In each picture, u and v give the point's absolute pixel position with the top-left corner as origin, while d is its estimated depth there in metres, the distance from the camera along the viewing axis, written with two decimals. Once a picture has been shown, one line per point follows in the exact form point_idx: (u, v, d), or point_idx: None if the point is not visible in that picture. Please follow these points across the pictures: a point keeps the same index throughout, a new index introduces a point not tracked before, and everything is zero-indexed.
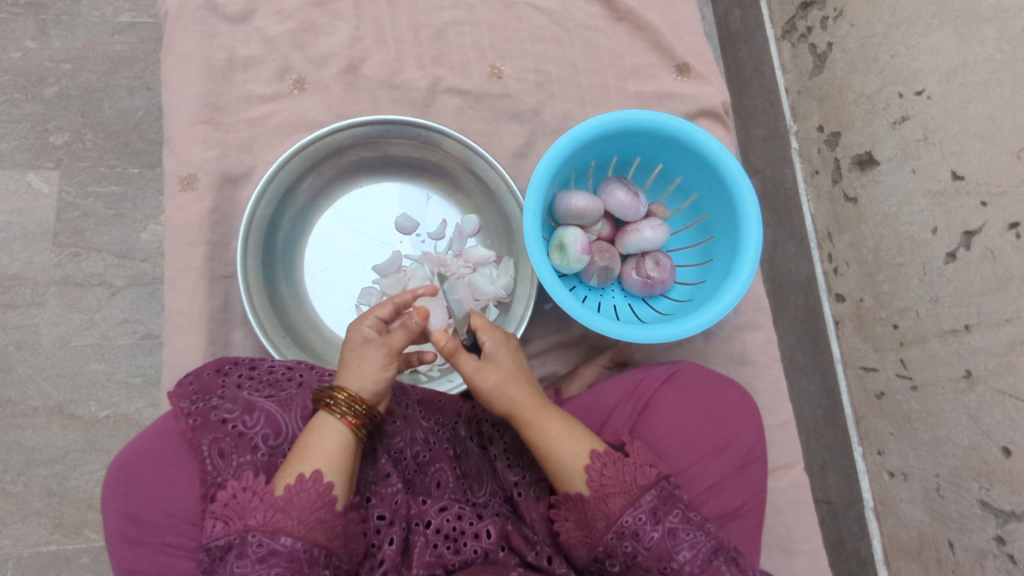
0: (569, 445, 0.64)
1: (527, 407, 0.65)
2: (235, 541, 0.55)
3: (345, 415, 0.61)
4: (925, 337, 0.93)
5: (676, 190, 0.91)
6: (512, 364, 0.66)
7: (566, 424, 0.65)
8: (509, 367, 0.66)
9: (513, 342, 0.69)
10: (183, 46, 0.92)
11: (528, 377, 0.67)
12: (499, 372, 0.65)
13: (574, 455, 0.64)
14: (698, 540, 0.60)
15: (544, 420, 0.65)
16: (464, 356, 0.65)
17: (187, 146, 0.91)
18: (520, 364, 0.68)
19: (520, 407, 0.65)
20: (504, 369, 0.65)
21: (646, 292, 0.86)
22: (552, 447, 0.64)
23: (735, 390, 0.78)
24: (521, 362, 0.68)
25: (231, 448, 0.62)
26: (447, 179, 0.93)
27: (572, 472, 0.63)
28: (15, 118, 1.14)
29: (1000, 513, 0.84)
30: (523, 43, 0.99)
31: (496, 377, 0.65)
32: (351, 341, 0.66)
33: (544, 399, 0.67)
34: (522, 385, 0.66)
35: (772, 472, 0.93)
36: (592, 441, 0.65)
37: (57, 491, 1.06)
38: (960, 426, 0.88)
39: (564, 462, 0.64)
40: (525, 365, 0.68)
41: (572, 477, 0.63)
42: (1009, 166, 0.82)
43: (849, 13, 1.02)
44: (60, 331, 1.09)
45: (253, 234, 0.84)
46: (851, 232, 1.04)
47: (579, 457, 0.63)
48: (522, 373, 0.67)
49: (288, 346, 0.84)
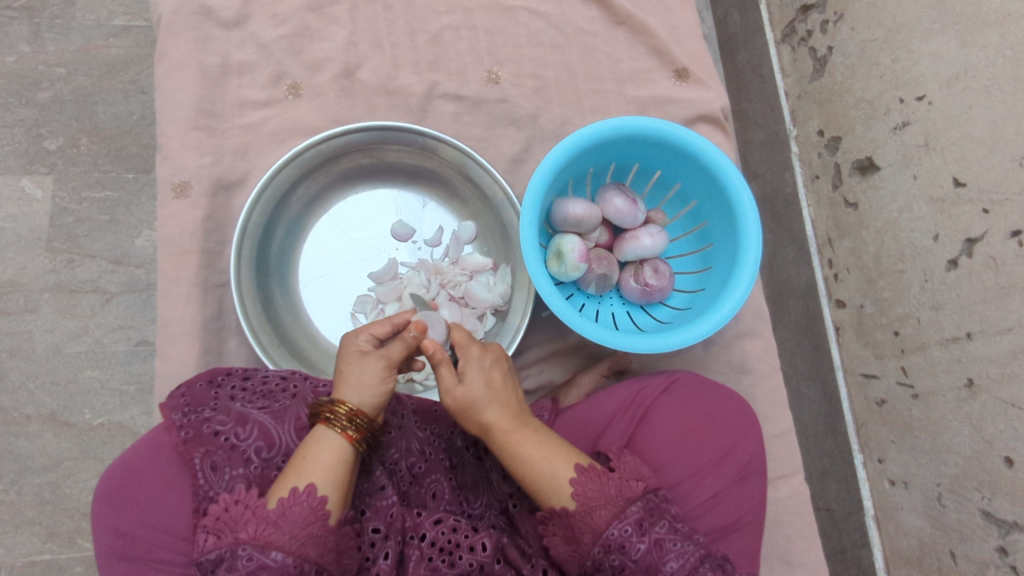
0: (547, 466, 0.62)
1: (498, 428, 0.63)
2: (226, 554, 0.54)
3: (346, 429, 0.60)
4: (926, 344, 0.92)
5: (675, 197, 0.90)
6: (481, 385, 0.64)
7: (540, 446, 0.63)
8: (479, 389, 0.63)
9: (489, 358, 0.65)
10: (177, 52, 0.91)
11: (503, 399, 0.64)
12: (469, 395, 0.63)
13: (548, 476, 0.61)
14: (685, 549, 0.59)
15: (514, 443, 0.63)
16: (445, 371, 0.63)
17: (181, 153, 0.90)
18: (495, 384, 0.64)
19: (491, 428, 0.64)
20: (473, 391, 0.63)
21: (644, 299, 0.85)
22: (529, 467, 0.62)
23: (732, 400, 0.76)
24: (497, 380, 0.65)
25: (224, 460, 0.61)
26: (443, 186, 0.93)
27: (551, 490, 0.61)
28: (9, 122, 1.13)
29: (1002, 523, 0.83)
30: (520, 48, 0.98)
31: (466, 399, 0.63)
32: (348, 354, 0.64)
33: (520, 419, 0.65)
34: (493, 406, 0.63)
35: (771, 482, 0.92)
36: (575, 455, 0.63)
37: (50, 499, 1.05)
38: (961, 435, 0.87)
39: (536, 484, 0.62)
40: (500, 385, 0.64)
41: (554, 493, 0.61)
42: (1011, 172, 0.81)
43: (849, 17, 1.01)
44: (54, 338, 1.08)
45: (247, 243, 0.83)
46: (852, 238, 1.03)
47: (554, 477, 0.61)
48: (493, 394, 0.64)
49: (283, 355, 0.83)
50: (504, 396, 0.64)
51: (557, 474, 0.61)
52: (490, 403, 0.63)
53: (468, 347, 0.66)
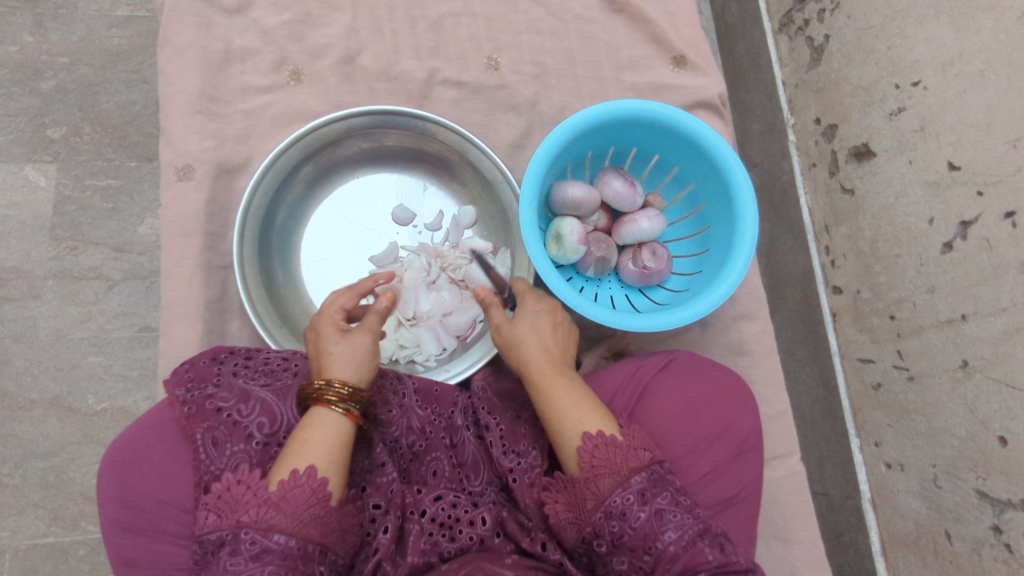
0: (575, 412, 0.65)
1: (534, 365, 0.68)
2: (228, 537, 0.54)
3: (348, 410, 0.62)
4: (922, 327, 0.93)
5: (672, 181, 0.91)
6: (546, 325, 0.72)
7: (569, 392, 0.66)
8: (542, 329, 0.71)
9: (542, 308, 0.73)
10: (180, 37, 0.92)
11: (547, 344, 0.70)
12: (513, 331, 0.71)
13: (576, 420, 0.64)
14: (684, 522, 0.59)
15: (548, 382, 0.67)
16: (495, 311, 0.73)
17: (184, 137, 0.91)
18: (542, 331, 0.71)
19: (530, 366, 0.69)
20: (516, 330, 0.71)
21: (642, 282, 0.86)
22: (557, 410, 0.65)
23: (730, 378, 0.78)
24: (545, 329, 0.71)
25: (226, 436, 0.62)
26: (443, 170, 0.94)
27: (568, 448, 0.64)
28: (12, 111, 1.14)
29: (997, 502, 0.84)
30: (519, 35, 0.99)
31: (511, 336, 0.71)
32: (328, 334, 0.65)
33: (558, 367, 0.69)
34: (535, 345, 0.70)
35: (769, 462, 0.93)
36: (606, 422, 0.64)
37: (54, 483, 1.05)
38: (957, 416, 0.88)
39: (561, 427, 0.64)
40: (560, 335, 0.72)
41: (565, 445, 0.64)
42: (1005, 155, 0.82)
43: (846, 5, 1.02)
44: (57, 324, 1.09)
45: (250, 224, 0.83)
46: (848, 224, 1.04)
47: (575, 424, 0.64)
48: (538, 336, 0.70)
49: (285, 336, 0.84)
50: (550, 340, 0.71)
51: (583, 420, 0.64)
52: (536, 338, 0.70)
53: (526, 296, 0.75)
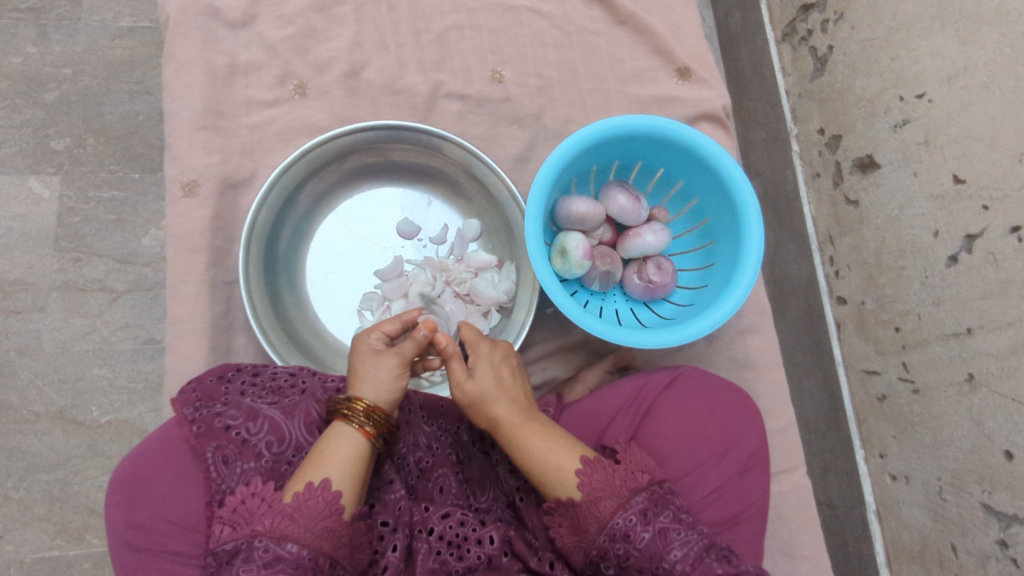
0: (554, 457, 0.63)
1: (506, 422, 0.64)
2: (243, 546, 0.54)
3: (364, 425, 0.61)
4: (927, 340, 0.93)
5: (677, 195, 0.91)
6: (491, 380, 0.65)
7: (547, 439, 0.64)
8: (488, 384, 0.65)
9: (497, 355, 0.67)
10: (185, 52, 0.92)
11: (512, 394, 0.66)
12: (479, 389, 0.65)
13: (555, 467, 0.63)
14: (689, 539, 0.59)
15: (522, 436, 0.64)
16: (457, 365, 0.66)
17: (189, 152, 0.91)
18: (504, 381, 0.66)
19: (501, 422, 0.65)
20: (483, 385, 0.65)
21: (647, 296, 0.86)
22: (536, 460, 0.63)
23: (735, 394, 0.78)
24: (506, 376, 0.67)
25: (236, 454, 0.62)
26: (448, 183, 0.94)
27: (558, 480, 0.62)
28: (16, 123, 1.14)
29: (1003, 516, 0.84)
30: (524, 47, 0.99)
31: (476, 393, 0.65)
32: (361, 352, 0.66)
33: (529, 414, 0.66)
34: (503, 401, 0.65)
35: (775, 476, 0.93)
36: (578, 448, 0.64)
37: (59, 496, 1.06)
38: (962, 429, 0.88)
39: (544, 476, 0.63)
40: (509, 381, 0.66)
41: (560, 484, 0.62)
42: (1011, 169, 0.81)
43: (850, 17, 1.01)
44: (61, 337, 1.09)
45: (254, 243, 0.84)
46: (853, 235, 1.04)
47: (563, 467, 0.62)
48: (503, 390, 0.65)
49: (291, 352, 0.84)
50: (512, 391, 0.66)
51: (563, 466, 0.63)
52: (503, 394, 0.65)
53: (477, 344, 0.68)
